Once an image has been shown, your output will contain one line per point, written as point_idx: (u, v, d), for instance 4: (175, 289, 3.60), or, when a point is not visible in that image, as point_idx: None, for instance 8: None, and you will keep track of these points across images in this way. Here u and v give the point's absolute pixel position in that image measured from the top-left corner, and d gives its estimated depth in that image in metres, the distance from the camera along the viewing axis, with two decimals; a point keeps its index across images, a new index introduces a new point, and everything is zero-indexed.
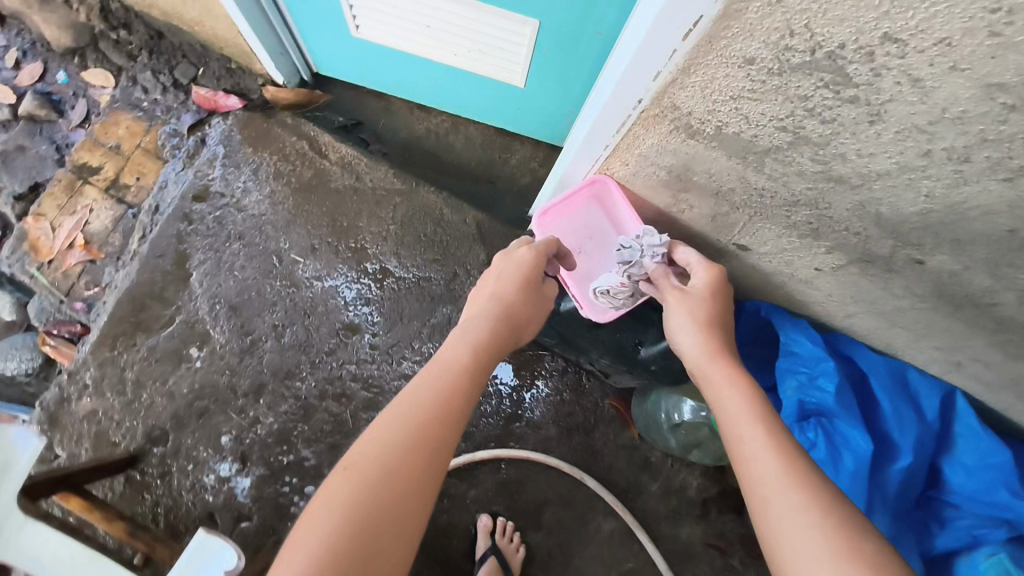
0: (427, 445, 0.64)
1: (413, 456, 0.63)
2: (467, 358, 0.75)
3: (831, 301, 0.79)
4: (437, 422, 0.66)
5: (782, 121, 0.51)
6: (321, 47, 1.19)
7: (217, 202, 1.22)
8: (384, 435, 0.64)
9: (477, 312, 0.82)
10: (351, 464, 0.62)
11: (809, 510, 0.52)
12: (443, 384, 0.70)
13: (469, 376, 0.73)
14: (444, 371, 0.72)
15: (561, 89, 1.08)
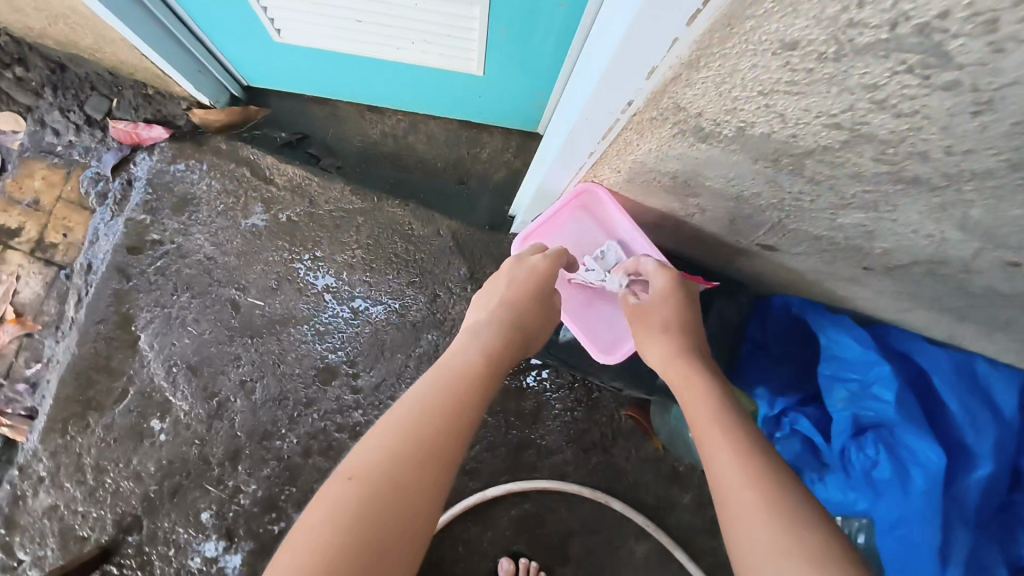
0: (437, 464, 0.53)
1: (422, 476, 0.52)
2: (478, 367, 0.64)
3: (881, 297, 0.66)
4: (447, 439, 0.56)
5: (833, 118, 0.35)
6: (244, 58, 1.03)
7: (157, 251, 1.07)
8: (386, 444, 0.54)
9: (486, 318, 0.71)
10: (352, 476, 0.52)
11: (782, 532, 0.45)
12: (452, 388, 0.61)
13: (481, 386, 0.62)
14: (454, 380, 0.62)
15: (526, 71, 0.92)
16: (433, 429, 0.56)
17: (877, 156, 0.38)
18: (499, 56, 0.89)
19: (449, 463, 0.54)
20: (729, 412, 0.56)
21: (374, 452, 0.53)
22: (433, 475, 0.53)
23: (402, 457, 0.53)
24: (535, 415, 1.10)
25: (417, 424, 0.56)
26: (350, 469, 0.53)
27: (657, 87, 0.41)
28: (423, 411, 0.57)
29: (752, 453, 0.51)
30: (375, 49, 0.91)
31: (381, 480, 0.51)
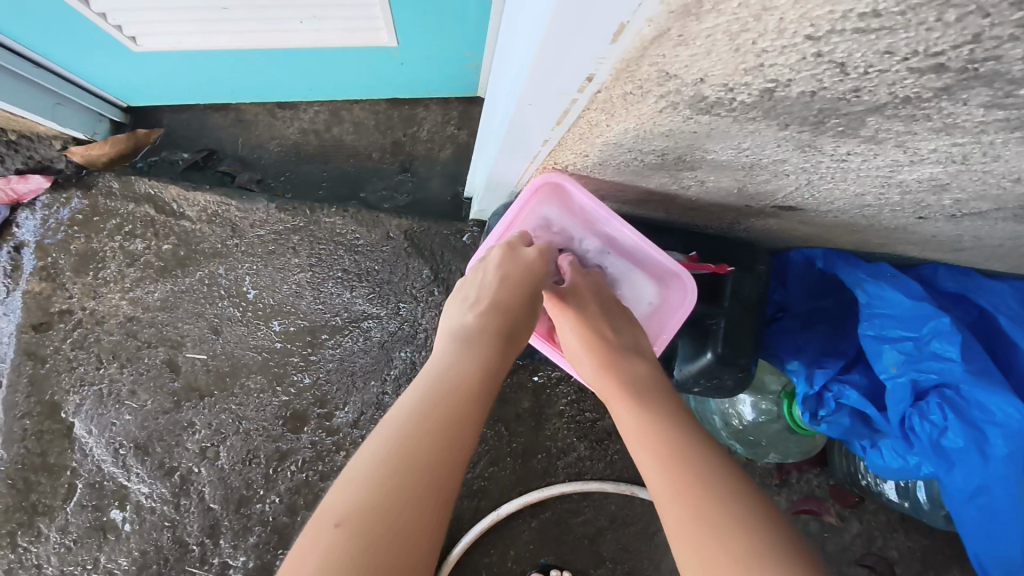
0: (434, 499, 0.41)
1: (426, 517, 0.40)
2: (474, 372, 0.49)
3: (930, 241, 0.53)
4: (442, 466, 0.42)
5: (941, 56, 0.21)
6: (108, 76, 0.85)
7: (70, 322, 0.91)
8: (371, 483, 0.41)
9: (477, 318, 0.54)
10: (343, 523, 0.38)
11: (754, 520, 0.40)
12: (448, 397, 0.46)
13: (479, 396, 0.48)
14: (447, 394, 0.47)
15: (447, 28, 0.75)
16: (425, 458, 0.42)
17: (991, 102, 0.24)
18: (409, 19, 0.72)
19: (443, 494, 0.42)
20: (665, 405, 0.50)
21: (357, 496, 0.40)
22: (435, 513, 0.41)
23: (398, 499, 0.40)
24: (539, 415, 0.96)
25: (403, 449, 0.42)
26: (338, 512, 0.39)
27: (631, 52, 0.27)
28: (415, 429, 0.44)
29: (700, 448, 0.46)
30: (258, 40, 0.74)
31: (376, 525, 0.38)
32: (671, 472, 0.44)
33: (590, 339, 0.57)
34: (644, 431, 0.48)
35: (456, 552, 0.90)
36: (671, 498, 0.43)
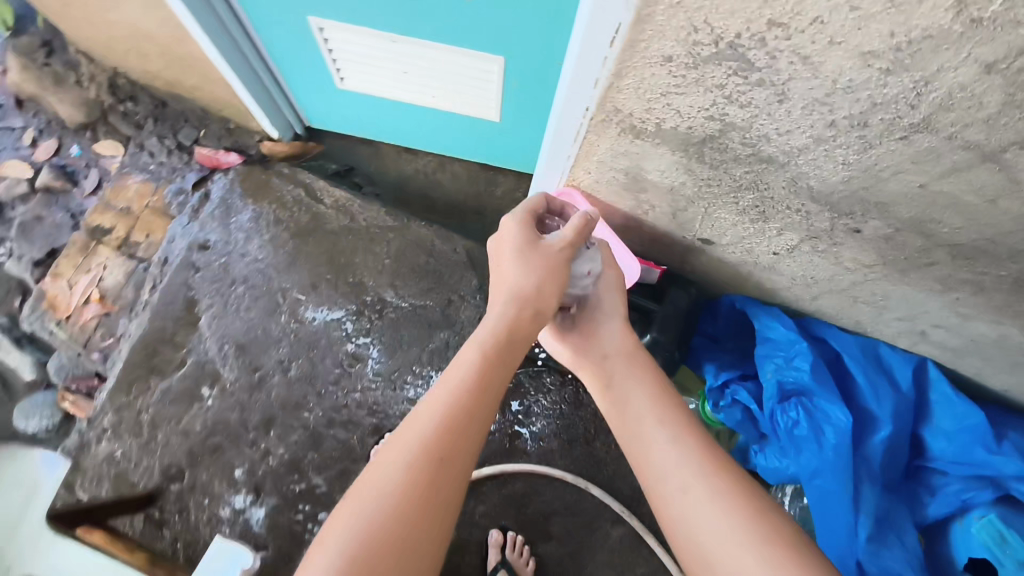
0: (442, 482, 0.57)
1: (436, 495, 0.56)
2: (489, 379, 0.64)
3: (796, 285, 0.83)
4: (454, 453, 0.59)
5: (708, 111, 0.56)
6: (309, 100, 1.28)
7: (222, 250, 1.30)
8: (398, 466, 0.57)
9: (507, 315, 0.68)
10: (373, 493, 0.56)
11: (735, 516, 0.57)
12: (465, 401, 0.61)
13: (487, 401, 0.63)
14: (472, 400, 0.62)
15: (533, 118, 1.15)
16: (440, 448, 0.58)
17: (742, 141, 0.58)
18: (511, 106, 1.12)
19: (448, 469, 0.58)
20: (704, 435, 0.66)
21: (385, 477, 0.56)
22: (445, 492, 0.57)
23: (417, 485, 0.56)
24: (526, 408, 1.24)
25: (428, 442, 0.58)
26: (376, 484, 0.56)
27: (601, 95, 0.61)
28: (437, 431, 0.59)
29: (715, 468, 0.62)
30: (415, 96, 1.15)
31: (397, 498, 0.55)
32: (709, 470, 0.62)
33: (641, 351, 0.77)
34: (696, 443, 0.65)
35: None
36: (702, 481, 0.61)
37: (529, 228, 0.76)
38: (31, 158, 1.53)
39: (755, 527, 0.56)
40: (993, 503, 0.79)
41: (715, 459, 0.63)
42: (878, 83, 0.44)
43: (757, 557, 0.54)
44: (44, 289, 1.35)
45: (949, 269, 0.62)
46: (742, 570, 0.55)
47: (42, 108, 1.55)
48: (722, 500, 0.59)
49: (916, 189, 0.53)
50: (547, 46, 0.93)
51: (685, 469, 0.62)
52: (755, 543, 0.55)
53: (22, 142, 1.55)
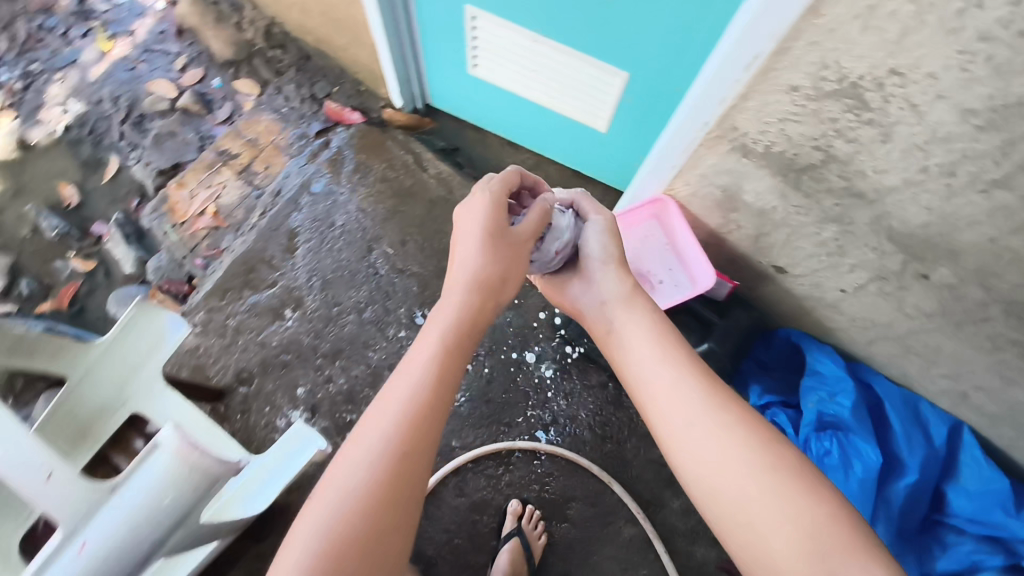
0: (410, 461, 0.65)
1: (405, 472, 0.64)
2: (442, 370, 0.72)
3: (853, 326, 0.90)
4: (415, 437, 0.66)
5: (816, 141, 0.65)
6: (438, 80, 1.41)
7: (330, 194, 1.44)
8: (362, 455, 0.64)
9: (459, 311, 0.78)
10: (342, 483, 0.62)
11: (732, 433, 0.67)
12: (419, 392, 0.69)
13: (442, 390, 0.71)
14: (427, 393, 0.69)
15: (637, 135, 1.24)
16: (402, 435, 0.65)
17: (840, 174, 0.67)
18: (620, 119, 1.22)
19: (410, 448, 0.65)
20: (698, 372, 0.75)
21: (350, 468, 0.63)
22: (413, 473, 0.65)
23: (387, 471, 0.63)
24: (567, 398, 1.32)
25: (387, 427, 0.66)
26: (345, 472, 0.63)
27: (722, 113, 0.71)
28: (396, 420, 0.66)
29: (709, 398, 0.71)
30: (536, 94, 1.27)
31: (367, 479, 0.62)
32: (706, 398, 0.71)
33: (636, 303, 0.86)
34: (692, 380, 0.74)
35: (474, 453, 1.26)
36: (702, 408, 0.70)
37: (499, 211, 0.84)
38: (178, 81, 1.71)
39: (747, 443, 0.65)
40: (1001, 568, 0.85)
41: (709, 392, 0.72)
42: (972, 138, 0.53)
43: (751, 464, 0.63)
44: (167, 193, 1.50)
45: (1001, 327, 0.70)
46: (743, 483, 0.63)
47: (198, 41, 1.73)
48: (719, 421, 0.68)
49: (986, 242, 0.61)
50: (667, 73, 1.04)
51: (687, 406, 0.71)
52: (747, 453, 0.64)
53: (174, 66, 1.73)
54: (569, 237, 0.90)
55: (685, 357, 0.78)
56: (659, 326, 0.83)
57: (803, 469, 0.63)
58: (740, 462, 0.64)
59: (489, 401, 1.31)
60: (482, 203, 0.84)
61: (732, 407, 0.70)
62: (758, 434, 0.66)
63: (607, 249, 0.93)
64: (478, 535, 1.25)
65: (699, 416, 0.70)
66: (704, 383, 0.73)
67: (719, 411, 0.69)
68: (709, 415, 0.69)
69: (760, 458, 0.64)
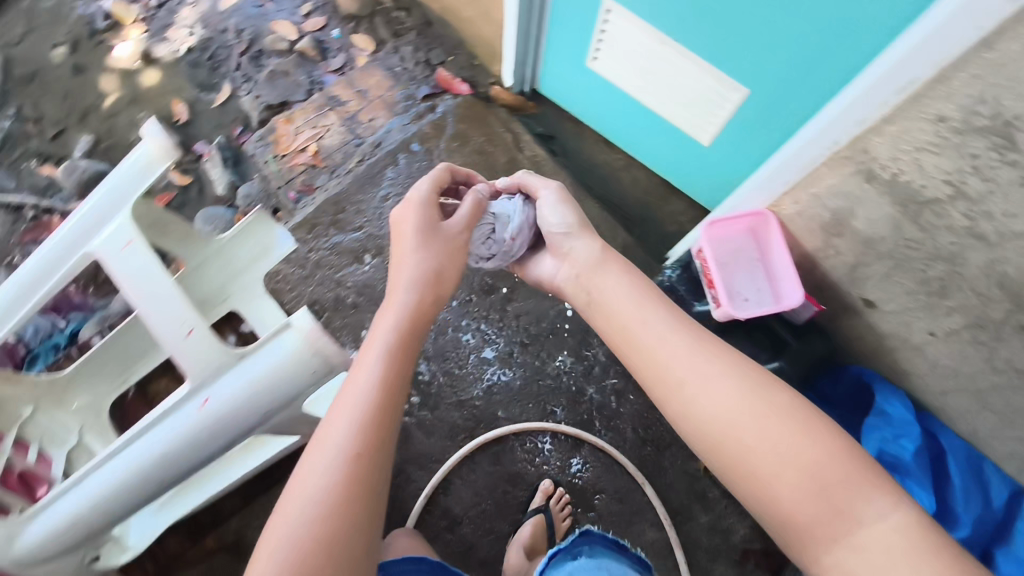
0: (367, 463, 0.67)
1: (364, 475, 0.67)
2: (388, 369, 0.74)
3: (933, 373, 0.91)
4: (371, 442, 0.68)
5: (949, 176, 0.67)
6: (551, 69, 1.45)
7: (426, 155, 1.50)
8: (319, 460, 0.67)
9: (403, 311, 0.80)
10: (310, 487, 0.65)
11: (730, 384, 0.68)
12: (366, 392, 0.72)
13: (392, 389, 0.73)
14: (378, 397, 0.72)
15: (740, 152, 1.26)
16: (355, 438, 0.68)
17: (966, 213, 0.68)
18: (728, 135, 1.24)
19: (365, 446, 0.68)
20: (683, 329, 0.75)
21: (312, 476, 0.66)
22: (373, 475, 0.67)
23: (349, 474, 0.66)
24: (617, 395, 1.34)
25: (340, 431, 0.69)
26: (313, 476, 0.66)
27: (857, 133, 0.74)
28: (349, 425, 0.69)
29: (700, 353, 0.72)
30: (647, 97, 1.29)
31: (331, 480, 0.65)
32: (701, 354, 0.72)
33: (615, 260, 0.87)
34: (685, 336, 0.74)
35: (517, 426, 1.30)
36: (703, 361, 0.71)
37: (431, 211, 0.88)
38: (299, 25, 1.77)
39: (746, 396, 0.67)
40: None
41: (698, 349, 0.72)
42: None
43: (754, 413, 0.66)
44: (275, 126, 1.58)
45: None
46: (755, 431, 0.65)
47: None
48: (716, 374, 0.69)
49: None
50: (787, 96, 1.06)
51: (683, 360, 0.72)
52: (747, 403, 0.67)
53: (298, 11, 1.79)
54: (519, 220, 0.95)
55: (671, 314, 0.77)
56: (642, 284, 0.83)
57: (793, 416, 0.65)
58: (741, 413, 0.66)
59: (539, 381, 1.34)
60: (415, 203, 0.88)
61: (724, 359, 0.71)
62: (756, 383, 0.68)
63: (569, 212, 0.94)
64: (505, 506, 1.27)
65: (693, 370, 0.71)
66: (696, 339, 0.73)
67: (714, 364, 0.70)
68: (707, 366, 0.70)
69: (762, 407, 0.66)
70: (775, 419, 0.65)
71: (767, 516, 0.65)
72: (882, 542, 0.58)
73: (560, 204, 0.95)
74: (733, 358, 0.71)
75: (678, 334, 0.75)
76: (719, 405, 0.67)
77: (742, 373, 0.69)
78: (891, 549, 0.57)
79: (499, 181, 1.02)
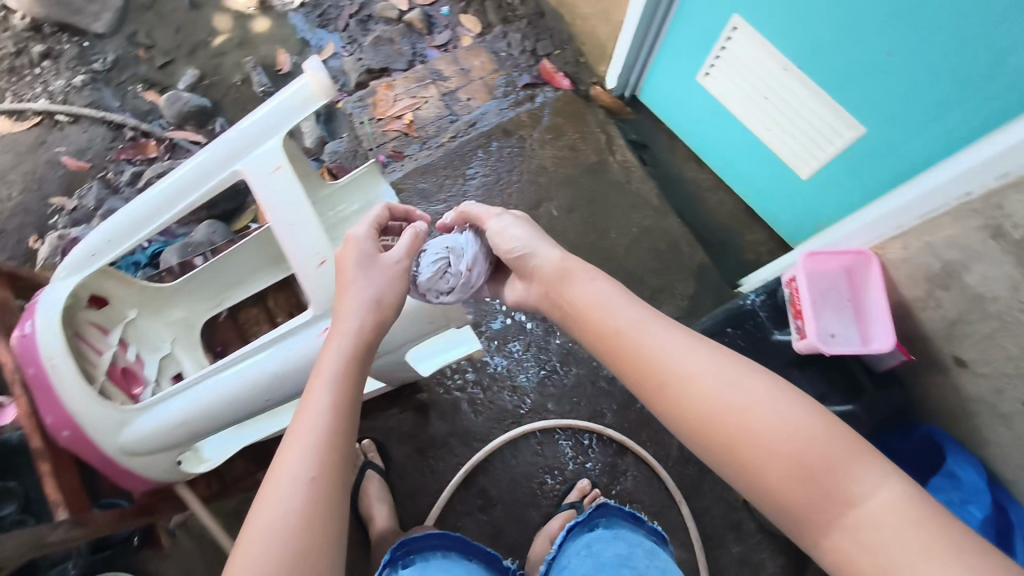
0: (326, 497, 0.67)
1: (321, 508, 0.67)
2: (337, 404, 0.74)
3: (1014, 445, 0.89)
4: (328, 476, 0.69)
5: None
6: (659, 79, 1.45)
7: (518, 143, 1.52)
8: (281, 492, 0.66)
9: (349, 348, 0.79)
10: (270, 520, 0.64)
11: (711, 381, 0.68)
12: (319, 425, 0.72)
13: (343, 423, 0.73)
14: (328, 432, 0.72)
15: (838, 192, 1.23)
16: (314, 468, 0.68)
17: None
18: (830, 172, 1.21)
19: (323, 476, 0.68)
20: (662, 330, 0.75)
21: (271, 502, 0.66)
22: (331, 506, 0.68)
23: (311, 507, 0.66)
24: None
25: (297, 463, 0.68)
26: (274, 510, 0.65)
27: (994, 187, 0.74)
28: (305, 457, 0.69)
29: (681, 352, 0.71)
30: (753, 121, 1.28)
31: (292, 511, 0.65)
32: (681, 353, 0.71)
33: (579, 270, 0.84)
34: (665, 337, 0.73)
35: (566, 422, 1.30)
36: (682, 362, 0.70)
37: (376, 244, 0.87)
38: None
39: (729, 390, 0.67)
40: None
41: (677, 349, 0.72)
42: None
43: (738, 406, 0.66)
44: (375, 90, 1.61)
45: None
46: (743, 424, 0.65)
47: None
48: (698, 369, 0.69)
49: None
50: (904, 139, 1.04)
51: (668, 359, 0.71)
52: (729, 397, 0.66)
53: None
54: (473, 253, 0.92)
55: (647, 317, 0.76)
56: (620, 289, 0.81)
57: (775, 404, 0.65)
58: (725, 407, 0.66)
59: (594, 382, 1.35)
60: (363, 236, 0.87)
61: (705, 356, 0.70)
62: (736, 376, 0.68)
63: (526, 228, 0.92)
64: (539, 496, 1.28)
65: (677, 367, 0.70)
66: (677, 339, 0.73)
67: (695, 362, 0.70)
68: (688, 366, 0.70)
69: (745, 401, 0.66)
70: (760, 409, 0.65)
71: (764, 504, 0.65)
72: (875, 521, 0.58)
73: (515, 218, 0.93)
74: (712, 353, 0.70)
75: (660, 332, 0.74)
76: (705, 398, 0.67)
77: (723, 370, 0.68)
78: (884, 526, 0.58)
79: (446, 217, 0.99)
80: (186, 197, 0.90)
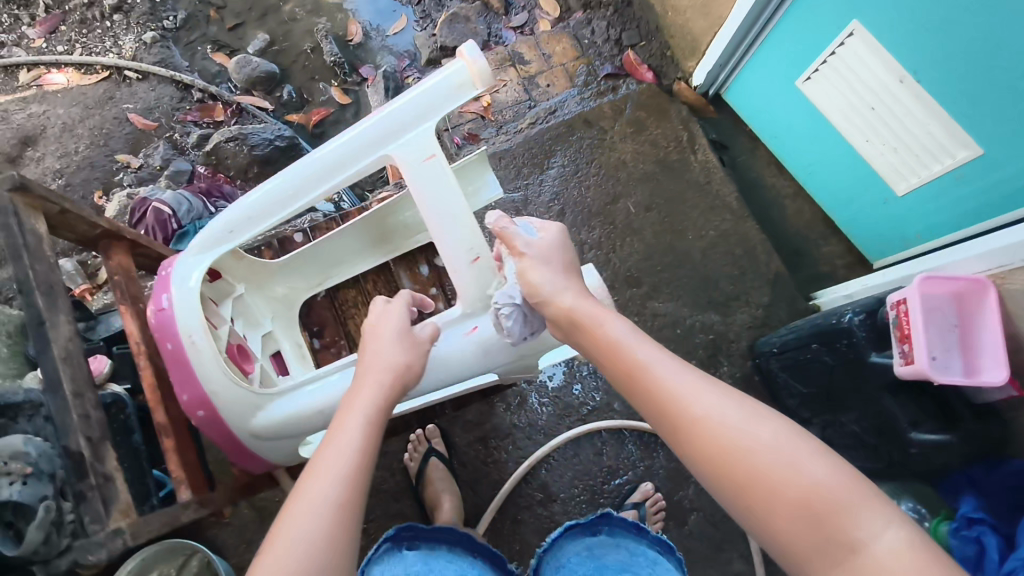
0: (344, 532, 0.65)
1: (339, 541, 0.64)
2: (358, 445, 0.74)
3: None
4: (347, 514, 0.67)
5: None
6: (753, 79, 1.41)
7: (598, 133, 1.48)
8: (299, 526, 0.64)
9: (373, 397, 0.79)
10: (283, 550, 0.62)
11: (719, 417, 0.65)
12: (339, 463, 0.71)
13: (361, 461, 0.72)
14: (351, 469, 0.71)
15: (939, 213, 1.16)
16: (335, 502, 0.67)
17: None
18: (932, 191, 1.14)
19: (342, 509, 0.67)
20: (671, 365, 0.72)
21: (289, 532, 0.64)
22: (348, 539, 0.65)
23: (328, 540, 0.64)
24: None
25: (314, 496, 0.67)
26: (287, 541, 0.63)
27: None
28: (325, 492, 0.67)
29: (691, 387, 0.69)
30: (851, 133, 1.23)
31: (308, 541, 0.63)
32: (692, 390, 0.68)
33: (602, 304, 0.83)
34: (676, 372, 0.71)
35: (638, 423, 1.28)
36: (690, 397, 0.68)
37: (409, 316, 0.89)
38: None
39: (737, 429, 0.63)
40: None
41: (689, 384, 0.69)
42: None
43: (745, 446, 0.62)
44: None
45: None
46: (747, 463, 0.61)
47: None
48: (706, 404, 0.66)
49: None
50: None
51: (677, 393, 0.68)
52: (737, 434, 0.63)
53: None
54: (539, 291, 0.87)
55: (660, 353, 0.74)
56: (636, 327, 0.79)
57: (781, 448, 0.61)
58: (732, 445, 0.63)
59: None
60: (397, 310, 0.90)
61: (713, 394, 0.67)
62: (744, 416, 0.64)
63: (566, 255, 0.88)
64: (600, 496, 1.27)
65: (688, 401, 0.67)
66: (689, 374, 0.70)
67: (704, 398, 0.67)
68: (696, 403, 0.67)
69: (752, 440, 0.62)
70: (769, 450, 0.61)
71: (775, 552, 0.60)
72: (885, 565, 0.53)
73: (555, 242, 0.89)
74: (723, 392, 0.68)
75: (669, 367, 0.72)
76: (713, 435, 0.64)
77: (732, 410, 0.65)
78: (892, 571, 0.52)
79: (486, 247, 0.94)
80: (330, 179, 0.89)
